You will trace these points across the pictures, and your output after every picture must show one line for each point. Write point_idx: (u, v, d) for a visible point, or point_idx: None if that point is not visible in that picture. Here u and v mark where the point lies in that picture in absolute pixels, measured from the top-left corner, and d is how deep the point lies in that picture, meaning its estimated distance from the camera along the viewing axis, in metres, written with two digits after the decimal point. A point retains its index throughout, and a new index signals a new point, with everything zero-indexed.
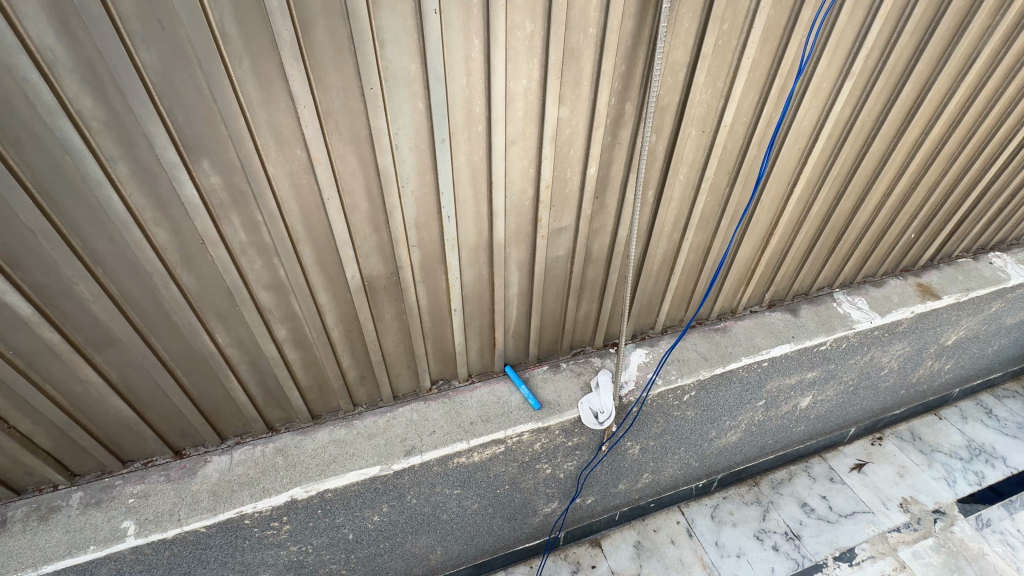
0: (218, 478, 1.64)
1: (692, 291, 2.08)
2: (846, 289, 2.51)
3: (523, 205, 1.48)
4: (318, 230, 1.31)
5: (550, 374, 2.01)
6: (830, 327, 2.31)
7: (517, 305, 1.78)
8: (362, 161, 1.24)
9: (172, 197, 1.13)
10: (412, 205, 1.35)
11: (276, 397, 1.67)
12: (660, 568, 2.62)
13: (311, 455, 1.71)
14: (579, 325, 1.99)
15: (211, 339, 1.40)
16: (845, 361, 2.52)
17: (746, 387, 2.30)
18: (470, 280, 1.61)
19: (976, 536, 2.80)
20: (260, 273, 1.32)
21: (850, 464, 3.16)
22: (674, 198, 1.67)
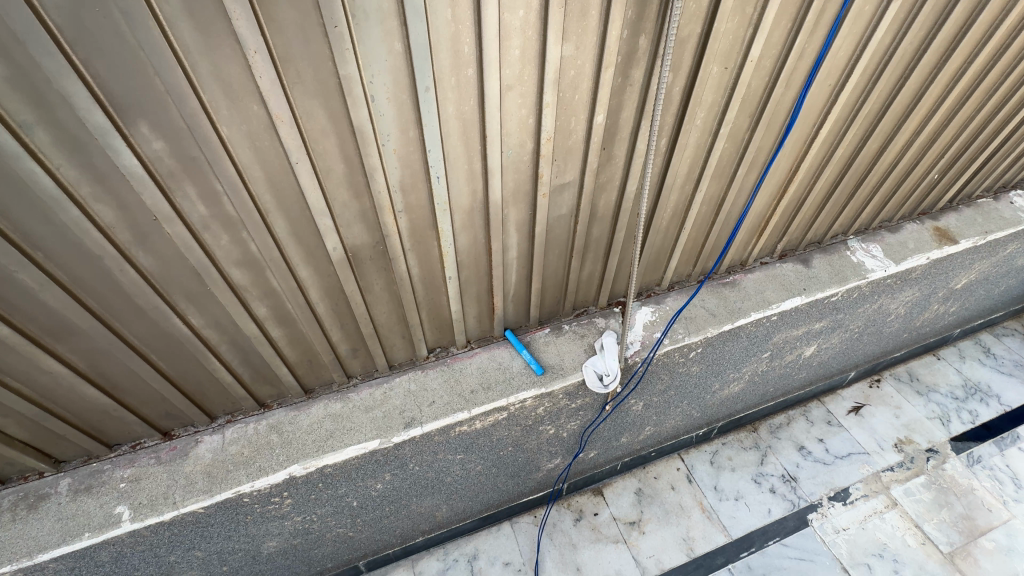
0: (211, 458, 1.57)
1: (702, 245, 1.95)
2: (860, 236, 2.38)
3: (521, 160, 1.31)
4: (289, 199, 1.14)
5: (552, 337, 1.92)
6: (843, 277, 2.21)
7: (517, 269, 1.65)
8: (332, 117, 1.06)
9: (111, 169, 0.96)
10: (396, 166, 1.18)
11: (264, 375, 1.58)
12: (660, 513, 2.69)
13: (307, 431, 1.65)
14: (582, 285, 1.87)
15: (184, 322, 1.28)
16: (854, 310, 2.45)
17: (753, 341, 2.24)
18: (465, 245, 1.47)
19: (966, 472, 2.88)
20: (228, 249, 1.18)
21: (848, 407, 3.19)
22: (689, 147, 1.50)
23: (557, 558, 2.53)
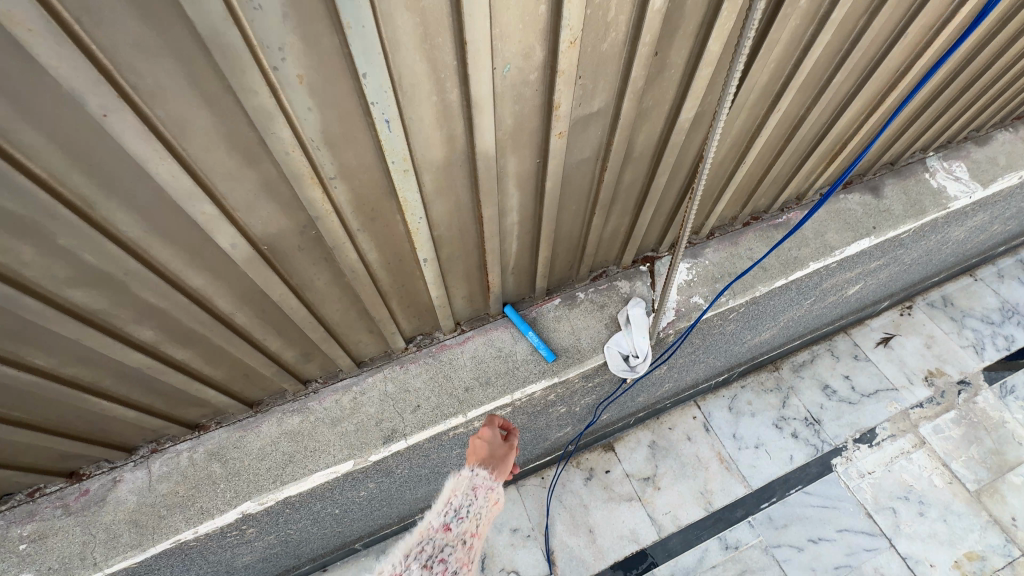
0: (137, 503, 1.22)
1: (759, 181, 1.48)
2: (941, 152, 1.89)
3: (524, 81, 0.80)
4: (125, 178, 0.65)
5: (564, 311, 1.51)
6: (920, 208, 1.77)
7: (519, 235, 1.19)
8: (158, 18, 0.53)
9: None
10: (309, 105, 0.67)
11: (185, 399, 1.17)
12: (676, 466, 2.51)
13: (258, 457, 1.28)
14: (604, 244, 1.42)
15: (24, 367, 0.84)
16: (918, 243, 2.04)
17: (801, 291, 1.85)
18: (443, 214, 0.99)
19: (998, 404, 2.70)
20: (45, 264, 0.70)
21: (876, 339, 2.92)
22: (778, 43, 0.97)
23: (568, 521, 2.38)
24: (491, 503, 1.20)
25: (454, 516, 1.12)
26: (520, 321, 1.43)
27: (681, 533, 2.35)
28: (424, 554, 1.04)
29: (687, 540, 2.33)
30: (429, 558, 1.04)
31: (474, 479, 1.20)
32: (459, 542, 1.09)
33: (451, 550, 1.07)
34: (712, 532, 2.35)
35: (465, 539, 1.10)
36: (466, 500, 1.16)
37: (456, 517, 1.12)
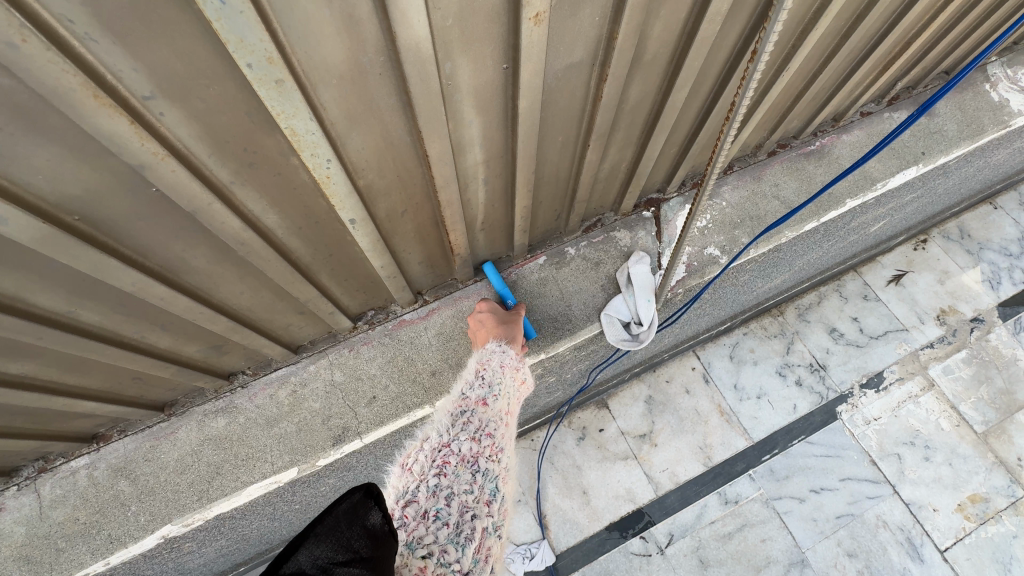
0: (26, 535, 0.98)
1: (795, 98, 1.15)
2: (1006, 56, 1.55)
3: None
4: None
5: (551, 272, 1.22)
6: (977, 128, 1.46)
7: (486, 180, 0.87)
8: None
9: None
10: None
11: (57, 414, 0.88)
12: (674, 422, 2.35)
13: (177, 471, 1.03)
14: (599, 186, 1.11)
15: None
16: (959, 171, 1.75)
17: (827, 233, 1.58)
18: (367, 155, 0.67)
19: (1011, 342, 2.56)
20: None
21: (888, 276, 2.70)
22: None
23: (561, 483, 2.25)
24: (518, 383, 0.96)
25: (491, 390, 0.88)
26: (502, 285, 1.13)
27: (678, 490, 2.24)
28: (469, 425, 0.80)
29: (685, 497, 2.23)
30: (474, 429, 0.79)
31: (503, 358, 0.95)
32: (501, 415, 0.86)
33: (499, 424, 0.83)
34: (711, 487, 2.24)
35: (507, 412, 0.87)
36: (497, 376, 0.91)
37: (495, 392, 0.88)
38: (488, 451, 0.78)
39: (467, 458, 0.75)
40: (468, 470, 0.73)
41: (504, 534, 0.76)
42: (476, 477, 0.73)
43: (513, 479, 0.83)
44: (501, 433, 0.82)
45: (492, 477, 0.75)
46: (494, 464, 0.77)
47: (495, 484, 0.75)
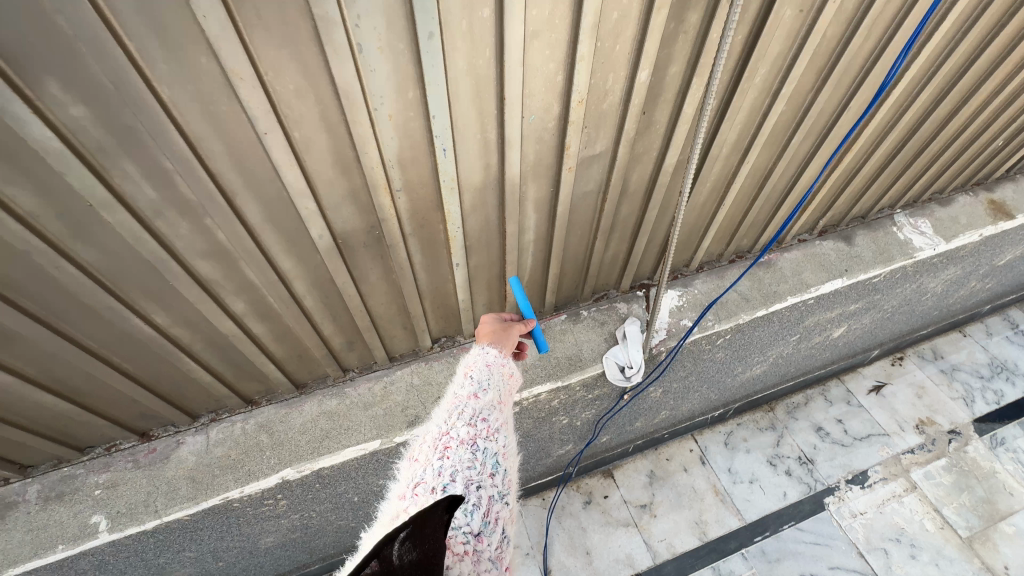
0: (195, 462, 1.42)
1: (738, 224, 1.74)
2: (909, 210, 2.15)
3: (545, 128, 1.08)
4: (262, 180, 0.92)
5: (569, 325, 1.73)
6: (888, 256, 2.00)
7: (534, 252, 1.44)
8: (310, 74, 0.82)
9: (20, 143, 0.73)
10: (392, 135, 0.94)
11: (249, 371, 1.40)
12: (672, 497, 2.61)
13: (301, 431, 1.49)
14: (605, 268, 1.67)
15: (147, 323, 1.09)
16: (892, 290, 2.26)
17: (784, 325, 2.06)
18: (474, 228, 1.25)
19: (989, 455, 2.79)
20: (190, 239, 0.96)
21: (868, 386, 3.05)
22: (742, 111, 1.25)
23: (566, 542, 2.47)
24: (506, 376, 1.10)
25: (483, 384, 1.04)
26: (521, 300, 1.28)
27: (675, 560, 2.42)
28: (465, 414, 0.96)
29: (681, 567, 2.40)
30: (469, 418, 0.95)
31: (487, 359, 1.10)
32: (494, 403, 1.01)
33: (492, 410, 0.98)
34: (706, 561, 2.42)
35: (499, 400, 1.02)
36: (485, 374, 1.06)
37: (485, 386, 1.03)
38: (485, 433, 0.94)
39: (466, 441, 0.91)
40: (468, 451, 0.90)
41: (515, 499, 0.91)
42: (475, 456, 0.89)
43: (516, 453, 0.98)
44: (494, 417, 0.97)
45: (491, 454, 0.91)
46: (492, 442, 0.93)
47: (495, 459, 0.91)
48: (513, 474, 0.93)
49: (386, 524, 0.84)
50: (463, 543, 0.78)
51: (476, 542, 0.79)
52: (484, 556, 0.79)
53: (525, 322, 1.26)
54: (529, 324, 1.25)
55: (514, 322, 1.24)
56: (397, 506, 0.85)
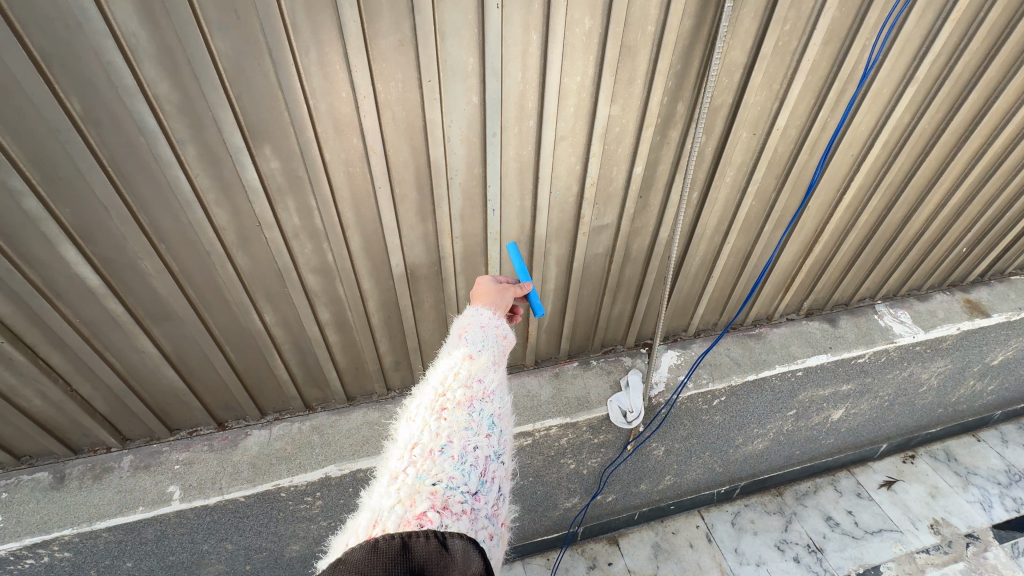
0: (257, 451, 1.70)
1: (728, 296, 2.06)
2: (889, 302, 2.43)
3: (566, 201, 1.49)
4: (367, 218, 1.34)
5: (580, 371, 2.01)
6: (870, 339, 2.25)
7: (553, 300, 1.79)
8: (414, 152, 1.25)
9: (234, 180, 1.17)
10: (459, 196, 1.36)
11: (315, 376, 1.73)
12: (677, 571, 2.61)
13: (346, 435, 1.75)
14: (612, 323, 1.99)
15: (260, 319, 1.46)
16: (883, 375, 2.44)
17: (778, 396, 2.26)
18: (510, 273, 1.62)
19: (1011, 564, 2.69)
20: (309, 257, 1.36)
21: (879, 480, 3.07)
22: (719, 201, 1.65)
23: None
24: (500, 338, 1.09)
25: (478, 348, 1.02)
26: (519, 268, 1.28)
27: None
28: (461, 376, 0.95)
29: None
30: (466, 380, 0.94)
31: (483, 322, 1.09)
32: (489, 365, 1.00)
33: (488, 372, 0.97)
34: None
35: (494, 363, 1.01)
36: (480, 337, 1.04)
37: (481, 349, 1.02)
38: (481, 395, 0.92)
39: (463, 403, 0.89)
40: (465, 412, 0.88)
41: (508, 460, 0.91)
42: (473, 417, 0.88)
43: (510, 415, 0.98)
44: (490, 379, 0.96)
45: (487, 415, 0.90)
46: (488, 404, 0.92)
47: (491, 421, 0.90)
48: (507, 435, 0.93)
49: (380, 485, 0.80)
50: (462, 502, 0.76)
51: (473, 501, 0.78)
52: (481, 514, 0.78)
53: (521, 286, 1.27)
54: (525, 287, 1.26)
55: (510, 284, 1.24)
56: (392, 467, 0.81)
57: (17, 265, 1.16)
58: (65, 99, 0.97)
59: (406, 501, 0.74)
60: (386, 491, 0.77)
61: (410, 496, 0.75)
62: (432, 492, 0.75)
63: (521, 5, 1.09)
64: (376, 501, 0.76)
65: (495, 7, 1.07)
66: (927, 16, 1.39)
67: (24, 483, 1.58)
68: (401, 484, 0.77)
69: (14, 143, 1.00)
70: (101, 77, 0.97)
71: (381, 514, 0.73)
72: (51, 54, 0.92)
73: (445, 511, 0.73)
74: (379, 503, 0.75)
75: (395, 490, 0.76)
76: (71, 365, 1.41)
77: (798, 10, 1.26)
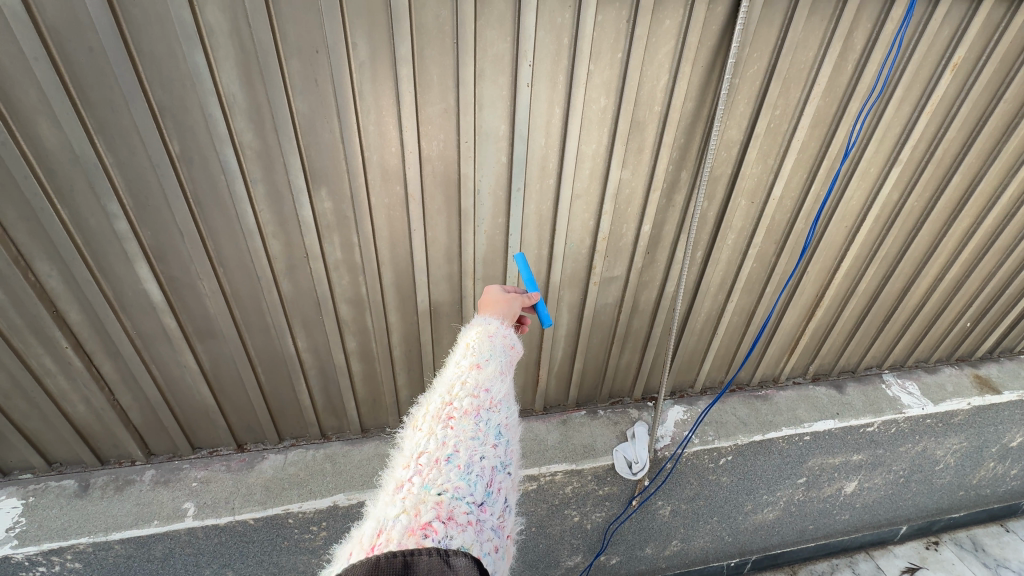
0: (272, 475, 1.74)
1: (733, 354, 2.13)
2: (897, 372, 2.47)
3: (580, 252, 1.63)
4: (400, 257, 1.50)
5: (587, 419, 2.06)
6: (878, 407, 2.25)
7: (564, 345, 1.89)
8: (447, 200, 1.43)
9: (292, 215, 1.35)
10: (484, 242, 1.52)
11: (334, 405, 1.81)
12: None
13: (357, 465, 1.79)
14: (620, 373, 2.06)
15: (293, 343, 1.59)
16: (895, 448, 2.38)
17: (786, 461, 2.20)
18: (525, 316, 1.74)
19: None
20: (345, 288, 1.51)
21: (901, 567, 2.87)
22: (721, 261, 1.78)
23: None
24: (507, 347, 1.14)
25: (485, 357, 1.06)
26: (528, 274, 1.35)
27: None
28: (468, 386, 0.98)
29: None
30: (472, 390, 0.98)
31: (490, 330, 1.13)
32: (496, 375, 1.04)
33: (494, 382, 1.01)
34: None
35: (500, 372, 1.05)
36: (488, 346, 1.09)
37: (487, 358, 1.06)
38: (488, 405, 0.96)
39: (469, 413, 0.93)
40: (472, 423, 0.92)
41: (513, 471, 0.94)
42: (479, 427, 0.92)
43: (515, 425, 1.02)
44: (496, 389, 1.00)
45: (493, 425, 0.94)
46: (494, 414, 0.96)
47: (497, 431, 0.94)
48: (512, 445, 0.97)
49: (386, 494, 0.83)
50: (468, 513, 0.79)
51: (479, 512, 0.80)
52: (486, 525, 0.80)
53: (528, 296, 1.32)
54: (532, 297, 1.31)
55: (517, 295, 1.29)
56: (398, 476, 0.84)
57: (96, 277, 1.32)
58: (168, 141, 1.18)
59: (412, 510, 0.76)
60: (392, 500, 0.80)
61: (416, 506, 0.77)
62: (438, 502, 0.78)
63: (548, 86, 1.30)
64: (382, 509, 0.79)
65: (526, 86, 1.28)
66: (904, 109, 1.58)
67: (50, 488, 1.65)
68: (407, 494, 0.79)
69: (119, 174, 1.20)
70: (201, 125, 1.18)
71: (387, 523, 0.75)
72: (166, 106, 1.14)
73: (450, 521, 0.76)
74: (384, 511, 0.78)
75: (400, 499, 0.79)
76: (119, 374, 1.53)
77: (785, 99, 1.46)
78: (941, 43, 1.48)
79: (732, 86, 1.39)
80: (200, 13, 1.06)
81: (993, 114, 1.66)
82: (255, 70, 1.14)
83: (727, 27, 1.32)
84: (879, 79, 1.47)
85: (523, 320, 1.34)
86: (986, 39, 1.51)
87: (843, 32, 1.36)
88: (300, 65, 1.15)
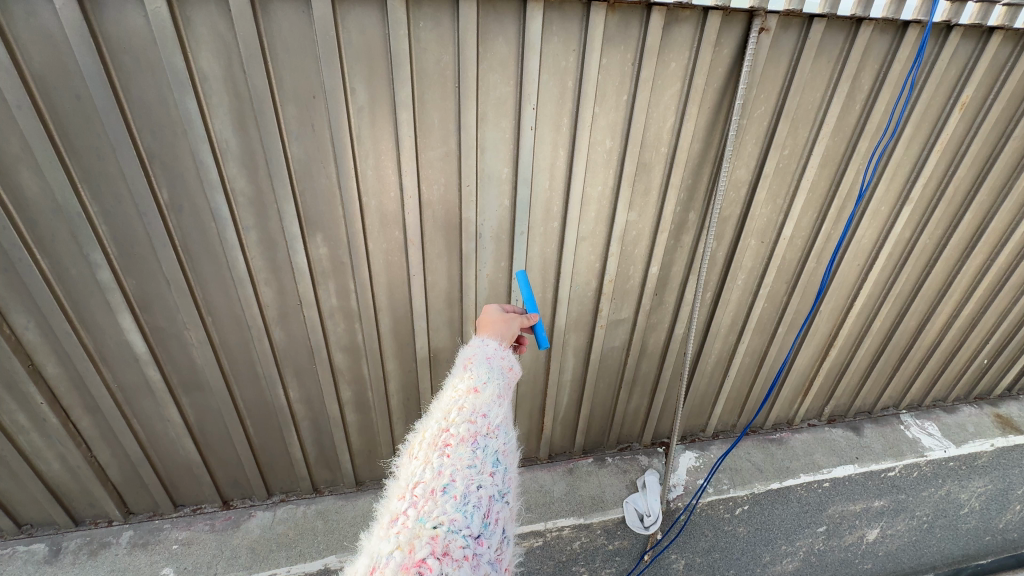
0: (259, 535, 1.61)
1: (746, 396, 2.05)
2: (914, 413, 2.38)
3: (585, 294, 1.57)
4: (399, 303, 1.43)
5: (595, 468, 1.95)
6: (898, 450, 2.15)
7: (570, 391, 1.80)
8: (448, 246, 1.38)
9: (285, 262, 1.29)
10: (486, 286, 1.46)
11: (327, 456, 1.70)
12: None
13: (352, 522, 1.67)
14: (628, 420, 1.97)
15: (284, 394, 1.50)
16: (918, 492, 2.25)
17: (805, 509, 2.07)
18: (529, 340, 1.62)
19: None
20: (341, 335, 1.44)
21: None
22: (732, 302, 1.72)
23: None
24: (505, 368, 1.03)
25: (482, 380, 0.95)
26: (529, 293, 1.21)
27: None
28: (465, 409, 0.87)
29: None
30: (470, 415, 0.87)
31: (487, 351, 1.03)
32: (494, 398, 0.92)
33: (493, 407, 0.90)
34: None
35: (499, 397, 0.94)
36: (485, 369, 0.97)
37: (485, 381, 0.95)
38: (485, 430, 0.85)
39: (467, 439, 0.82)
40: (469, 449, 0.81)
41: (512, 500, 0.84)
42: (477, 454, 0.81)
43: (514, 450, 0.90)
44: (495, 413, 0.89)
45: (491, 452, 0.83)
46: (492, 440, 0.84)
47: (496, 458, 0.83)
48: (512, 473, 0.86)
49: (380, 528, 0.73)
50: (464, 548, 0.69)
51: (475, 546, 0.71)
52: (483, 560, 0.71)
53: (528, 318, 1.21)
54: (531, 319, 1.20)
55: (516, 315, 1.19)
56: (392, 508, 0.75)
57: (75, 329, 1.25)
58: (157, 189, 1.13)
59: (406, 546, 0.67)
60: (385, 535, 0.70)
61: (410, 541, 0.68)
62: (433, 536, 0.69)
63: (552, 129, 1.27)
64: (374, 545, 0.70)
65: (529, 129, 1.24)
66: (914, 146, 1.55)
67: (18, 554, 1.53)
68: (401, 528, 0.70)
69: (104, 223, 1.15)
70: (192, 172, 1.13)
71: (380, 560, 0.67)
72: (156, 153, 1.10)
73: (446, 558, 0.67)
74: (377, 547, 0.69)
75: (394, 533, 0.70)
76: (97, 429, 1.44)
77: (794, 140, 1.43)
78: (948, 83, 1.46)
79: (740, 127, 1.36)
80: (193, 60, 1.03)
81: (1003, 151, 1.63)
82: (249, 115, 1.10)
83: (733, 69, 1.30)
84: (888, 118, 1.45)
85: (521, 343, 1.23)
86: (992, 79, 1.50)
87: (851, 73, 1.34)
88: (296, 110, 1.12)
